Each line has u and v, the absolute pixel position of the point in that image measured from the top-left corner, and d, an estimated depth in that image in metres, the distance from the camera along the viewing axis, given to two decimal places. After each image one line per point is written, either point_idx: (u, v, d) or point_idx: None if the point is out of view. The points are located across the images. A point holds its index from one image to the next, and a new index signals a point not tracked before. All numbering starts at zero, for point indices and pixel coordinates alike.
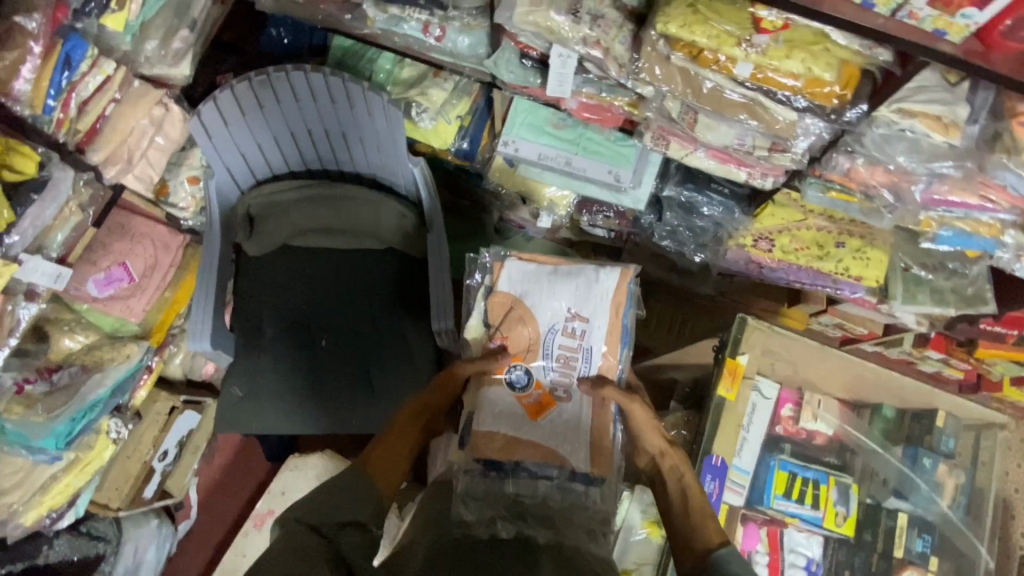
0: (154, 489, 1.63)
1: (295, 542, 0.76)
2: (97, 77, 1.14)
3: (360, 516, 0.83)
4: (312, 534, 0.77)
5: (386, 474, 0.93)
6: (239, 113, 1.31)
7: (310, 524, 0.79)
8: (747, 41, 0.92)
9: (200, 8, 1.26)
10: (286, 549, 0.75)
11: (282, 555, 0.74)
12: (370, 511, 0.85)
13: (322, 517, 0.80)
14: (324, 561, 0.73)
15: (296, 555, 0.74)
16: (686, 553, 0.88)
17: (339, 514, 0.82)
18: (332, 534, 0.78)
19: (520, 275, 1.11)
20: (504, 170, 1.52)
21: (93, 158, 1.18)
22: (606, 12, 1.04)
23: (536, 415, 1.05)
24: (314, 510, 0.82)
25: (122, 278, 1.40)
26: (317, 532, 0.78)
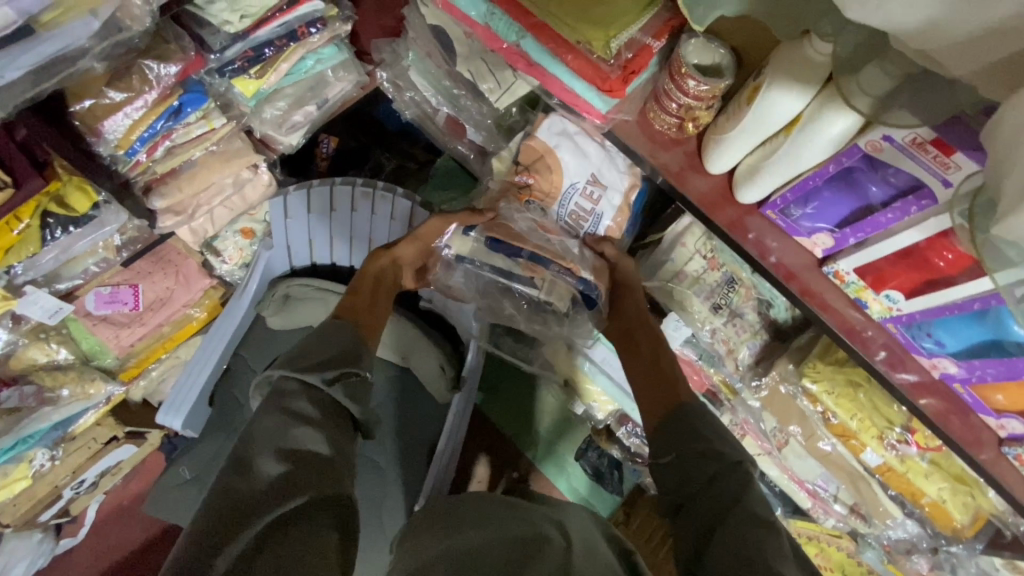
0: (49, 515, 1.40)
1: (281, 409, 0.71)
2: (200, 129, 1.01)
3: (349, 362, 0.79)
4: (299, 395, 0.72)
5: (370, 323, 0.91)
6: (327, 206, 1.20)
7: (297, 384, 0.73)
8: (890, 442, 0.82)
9: (336, 90, 1.17)
10: (250, 437, 0.68)
11: (269, 425, 0.69)
12: (353, 352, 0.80)
13: (311, 369, 0.74)
14: (320, 418, 0.71)
15: (286, 418, 0.70)
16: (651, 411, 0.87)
17: (322, 357, 0.77)
18: (305, 389, 0.73)
19: (561, 129, 0.96)
20: (559, 353, 1.36)
21: (155, 204, 1.04)
22: (746, 312, 0.94)
23: (548, 235, 0.97)
24: (296, 363, 0.75)
25: (126, 302, 1.25)
26: (304, 392, 0.73)
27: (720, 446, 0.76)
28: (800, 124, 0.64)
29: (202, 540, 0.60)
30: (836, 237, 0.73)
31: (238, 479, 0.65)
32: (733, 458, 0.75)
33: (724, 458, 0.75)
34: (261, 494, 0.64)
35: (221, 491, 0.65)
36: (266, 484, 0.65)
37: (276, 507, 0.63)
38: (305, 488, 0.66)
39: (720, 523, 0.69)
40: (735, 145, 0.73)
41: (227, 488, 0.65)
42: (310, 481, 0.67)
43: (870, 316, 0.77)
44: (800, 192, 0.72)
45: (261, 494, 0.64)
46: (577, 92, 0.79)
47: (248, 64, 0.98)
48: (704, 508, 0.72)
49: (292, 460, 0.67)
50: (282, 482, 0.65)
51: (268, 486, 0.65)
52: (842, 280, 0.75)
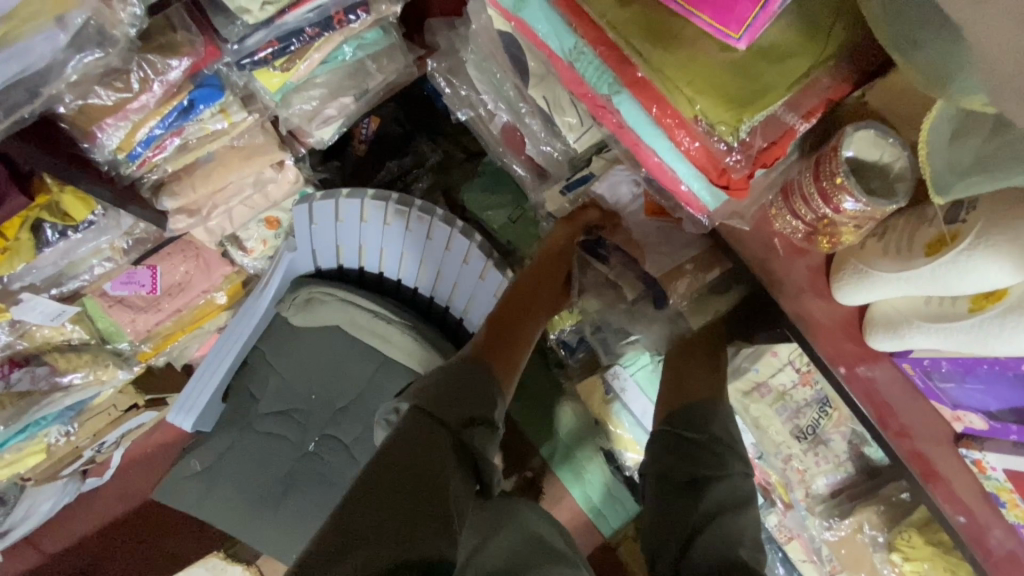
0: (74, 466, 1.42)
1: (421, 438, 0.67)
2: (217, 125, 0.87)
3: (485, 412, 0.74)
4: (438, 431, 0.69)
5: (506, 360, 0.86)
6: (358, 217, 1.06)
7: (438, 419, 0.70)
8: None
9: (378, 81, 0.98)
10: (392, 462, 0.64)
11: (410, 451, 0.65)
12: (490, 400, 0.76)
13: (449, 410, 0.71)
14: (453, 465, 0.66)
15: (426, 450, 0.66)
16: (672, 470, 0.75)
17: (461, 393, 0.74)
18: (444, 424, 0.69)
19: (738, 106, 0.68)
20: (593, 392, 1.25)
21: (165, 205, 0.92)
22: (833, 440, 0.77)
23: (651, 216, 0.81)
24: (435, 396, 0.73)
25: (142, 285, 1.17)
26: (445, 429, 0.69)
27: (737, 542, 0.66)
28: (1002, 305, 0.46)
29: (329, 552, 0.57)
30: (993, 425, 0.56)
31: (367, 497, 0.61)
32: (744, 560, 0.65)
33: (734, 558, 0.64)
34: (387, 528, 0.59)
35: (331, 526, 0.59)
36: (392, 515, 0.60)
37: (402, 546, 0.58)
38: (427, 534, 0.59)
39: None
40: (886, 290, 0.54)
41: (337, 522, 0.59)
42: (432, 523, 0.60)
43: (1002, 515, 0.60)
44: (961, 366, 0.53)
45: (372, 532, 0.58)
46: (677, 175, 0.60)
47: (273, 56, 0.82)
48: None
49: (420, 497, 0.62)
50: (409, 514, 0.60)
51: (395, 516, 0.60)
52: (982, 471, 0.58)
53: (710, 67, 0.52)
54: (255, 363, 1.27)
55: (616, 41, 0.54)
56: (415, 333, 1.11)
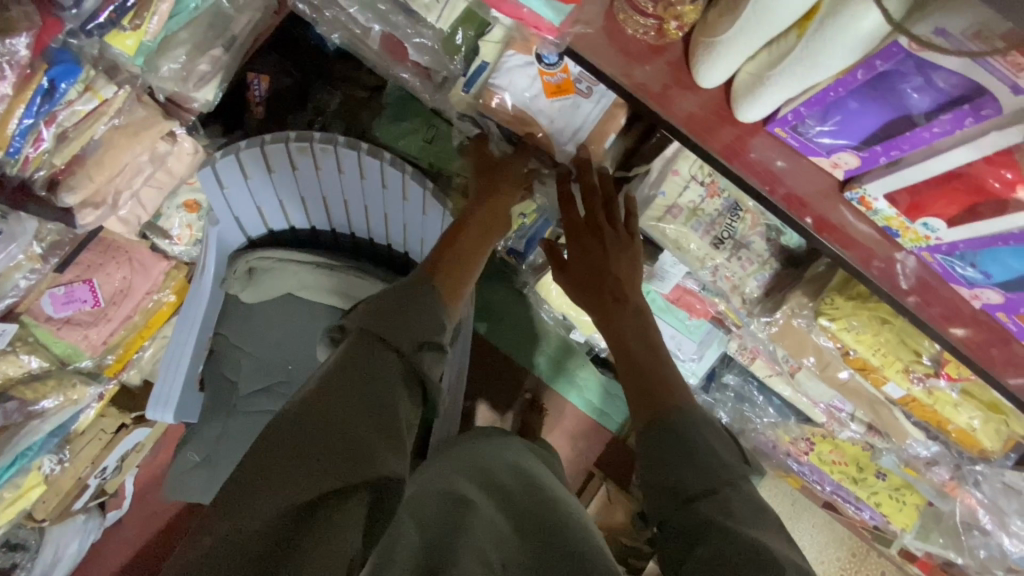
0: (85, 499, 1.44)
1: (364, 360, 0.59)
2: (88, 104, 0.86)
3: (436, 334, 0.64)
4: (386, 353, 0.60)
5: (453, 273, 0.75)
6: (266, 170, 1.04)
7: (384, 340, 0.61)
8: (916, 375, 0.74)
9: (242, 24, 0.96)
10: (333, 389, 0.57)
11: (352, 372, 0.58)
12: (443, 318, 0.65)
13: (399, 330, 0.61)
14: (402, 391, 0.59)
15: (367, 376, 0.58)
16: (642, 401, 0.66)
17: (410, 311, 0.63)
18: (393, 347, 0.60)
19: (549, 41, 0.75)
20: (550, 287, 1.29)
21: (66, 200, 0.90)
22: (754, 241, 0.81)
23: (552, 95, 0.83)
24: (382, 315, 0.62)
25: (84, 300, 1.16)
26: (393, 351, 0.60)
27: (716, 455, 0.58)
28: (819, 18, 0.47)
29: (259, 478, 0.52)
30: (863, 157, 0.59)
31: (299, 420, 0.55)
32: (726, 470, 0.57)
33: (711, 473, 0.56)
34: (326, 455, 0.53)
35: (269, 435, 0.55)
36: (333, 436, 0.55)
37: (344, 469, 0.53)
38: (373, 457, 0.54)
39: (703, 494, 0.55)
40: (735, 50, 0.56)
41: (277, 428, 0.55)
42: (380, 448, 0.55)
43: (901, 245, 0.64)
44: (819, 105, 0.56)
45: (316, 454, 0.53)
46: (517, 1, 0.61)
47: (117, 14, 0.79)
48: (689, 478, 0.57)
49: (362, 423, 0.56)
50: (352, 439, 0.55)
51: (335, 438, 0.54)
52: (869, 207, 0.62)
53: None
54: (221, 350, 1.28)
55: None
56: (363, 274, 1.14)
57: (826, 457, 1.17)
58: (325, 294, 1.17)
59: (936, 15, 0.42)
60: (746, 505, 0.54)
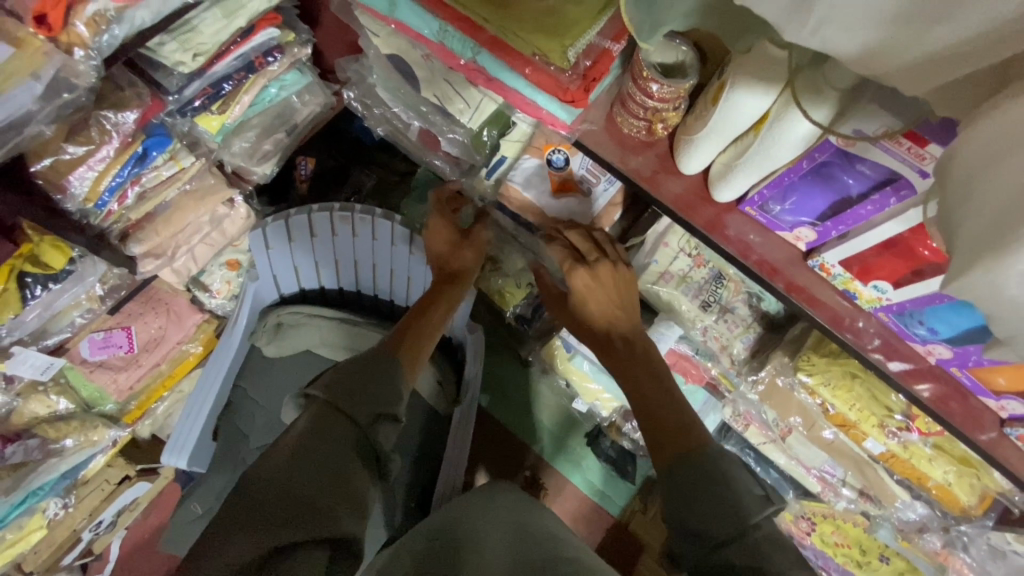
0: (73, 556, 1.40)
1: (322, 428, 0.67)
2: (169, 170, 1.00)
3: (392, 407, 0.73)
4: (344, 424, 0.69)
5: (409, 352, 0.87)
6: (307, 236, 1.19)
7: (343, 411, 0.69)
8: (890, 430, 0.80)
9: (304, 115, 1.15)
10: (295, 455, 0.65)
11: (313, 440, 0.66)
12: (398, 393, 0.74)
13: (358, 402, 0.70)
14: (356, 459, 0.67)
15: (325, 443, 0.66)
16: (668, 446, 0.72)
17: (371, 382, 0.73)
18: (350, 418, 0.69)
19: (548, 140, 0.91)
20: (558, 352, 1.36)
21: (133, 250, 1.03)
22: (737, 306, 0.93)
23: (558, 192, 0.99)
24: (341, 386, 0.71)
25: (120, 345, 1.25)
26: (352, 422, 0.69)
27: (737, 497, 0.63)
28: (769, 122, 0.62)
29: (221, 533, 0.60)
30: (818, 231, 0.71)
31: (264, 483, 0.63)
32: (748, 514, 0.61)
33: (739, 517, 0.61)
34: (286, 513, 0.61)
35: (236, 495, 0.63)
36: (291, 497, 0.62)
37: (298, 525, 0.60)
38: (331, 517, 0.61)
39: (731, 538, 0.60)
40: (707, 145, 0.70)
41: (245, 487, 0.63)
42: (336, 507, 0.63)
43: (860, 306, 0.75)
44: (778, 188, 0.69)
45: (278, 511, 0.61)
46: (537, 104, 0.77)
47: (209, 101, 0.97)
48: (716, 522, 0.61)
49: (320, 488, 0.63)
50: (310, 500, 0.62)
51: (292, 500, 0.62)
52: (829, 272, 0.74)
53: (531, 12, 0.69)
54: (239, 401, 1.34)
55: (463, 13, 0.71)
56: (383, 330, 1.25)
57: (827, 537, 1.17)
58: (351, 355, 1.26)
59: (854, 119, 0.55)
60: (773, 546, 0.59)
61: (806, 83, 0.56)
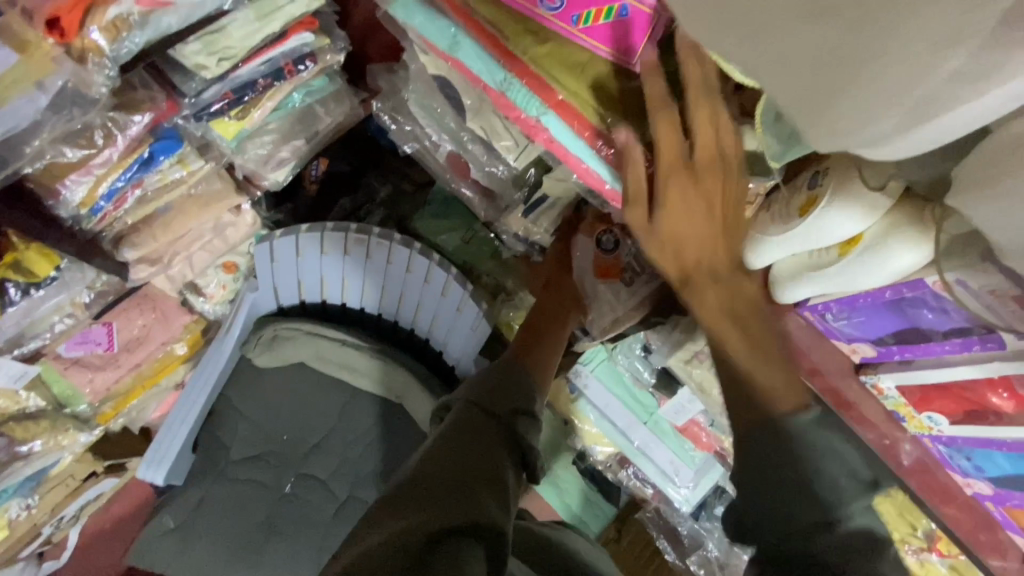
0: (30, 549, 1.32)
1: (467, 424, 0.64)
2: (176, 174, 0.91)
3: (529, 403, 0.71)
4: (489, 421, 0.65)
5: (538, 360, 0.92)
6: (318, 251, 1.11)
7: (485, 408, 0.67)
8: (912, 549, 0.80)
9: (328, 123, 1.06)
10: (438, 449, 0.60)
11: (462, 437, 0.62)
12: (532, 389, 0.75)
13: (496, 399, 0.68)
14: (503, 450, 0.62)
15: (466, 434, 0.62)
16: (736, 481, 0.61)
17: (513, 377, 0.75)
18: (491, 411, 0.66)
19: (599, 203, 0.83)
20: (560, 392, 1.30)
21: (127, 255, 0.94)
22: None
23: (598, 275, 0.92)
24: (483, 391, 0.70)
25: (99, 342, 1.16)
26: (494, 418, 0.66)
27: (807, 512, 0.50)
28: (859, 248, 0.58)
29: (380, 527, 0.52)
30: (880, 350, 0.68)
31: (423, 474, 0.57)
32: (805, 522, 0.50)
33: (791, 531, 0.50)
34: (449, 493, 0.54)
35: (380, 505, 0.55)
36: (446, 484, 0.56)
37: (453, 507, 0.53)
38: (479, 501, 0.54)
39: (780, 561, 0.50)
40: (780, 252, 0.65)
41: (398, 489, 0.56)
42: (487, 493, 0.56)
43: (906, 430, 0.73)
44: (846, 304, 0.65)
45: (439, 498, 0.54)
46: (600, 177, 0.71)
47: (228, 106, 0.87)
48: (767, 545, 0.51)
49: (478, 474, 0.58)
50: (465, 486, 0.55)
51: (460, 478, 0.57)
52: (881, 392, 0.71)
53: (612, 87, 0.63)
54: (223, 410, 1.26)
55: (537, 71, 0.65)
56: (384, 357, 1.15)
57: None
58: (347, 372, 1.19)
59: (959, 270, 0.51)
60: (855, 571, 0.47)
61: (904, 219, 0.54)
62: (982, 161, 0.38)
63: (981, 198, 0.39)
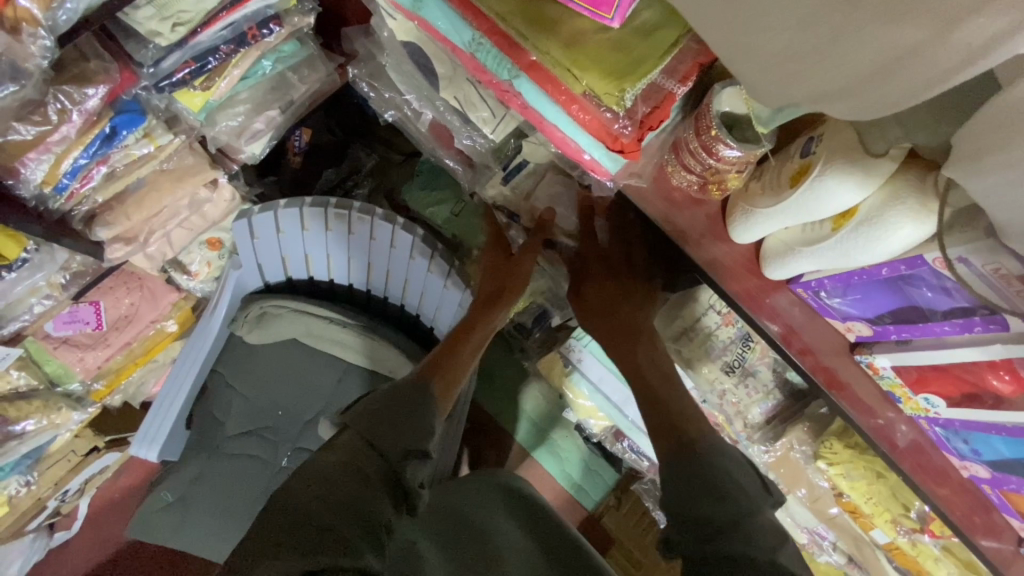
0: (38, 521, 1.36)
1: (344, 462, 0.57)
2: (143, 149, 0.87)
3: (422, 443, 0.63)
4: (371, 458, 0.59)
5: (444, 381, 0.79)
6: (298, 227, 1.08)
7: (371, 443, 0.60)
8: (903, 529, 0.79)
9: (302, 91, 1.00)
10: (317, 484, 0.55)
11: (338, 475, 0.56)
12: (430, 427, 0.65)
13: (386, 437, 0.61)
14: (383, 494, 0.56)
15: (346, 473, 0.56)
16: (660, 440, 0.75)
17: (405, 410, 0.65)
18: (370, 450, 0.59)
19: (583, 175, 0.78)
20: (553, 367, 1.28)
21: (99, 235, 0.92)
22: (760, 370, 0.87)
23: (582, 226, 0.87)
24: (372, 420, 0.62)
25: (86, 322, 1.15)
26: (379, 456, 0.59)
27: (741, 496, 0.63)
28: (854, 221, 0.53)
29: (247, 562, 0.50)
30: (875, 329, 0.64)
31: (296, 508, 0.54)
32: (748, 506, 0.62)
33: (734, 505, 0.62)
34: (315, 540, 0.52)
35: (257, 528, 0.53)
36: (314, 541, 0.51)
37: (321, 560, 0.50)
38: (349, 553, 0.52)
39: (727, 524, 0.60)
40: (769, 223, 0.61)
41: (280, 509, 0.54)
42: (360, 542, 0.53)
43: (901, 410, 0.69)
44: (840, 281, 0.61)
45: (311, 540, 0.51)
46: (580, 145, 0.66)
47: (192, 76, 0.82)
48: (713, 509, 0.62)
49: (356, 518, 0.54)
50: (334, 539, 0.52)
51: (335, 521, 0.53)
52: (877, 372, 0.67)
53: (591, 46, 0.57)
54: (215, 388, 1.26)
55: (506, 29, 0.59)
56: (373, 336, 1.14)
57: None
58: (336, 347, 1.17)
59: (960, 245, 0.46)
60: (774, 529, 0.60)
61: (905, 188, 0.49)
62: (995, 129, 0.33)
63: (979, 171, 0.35)
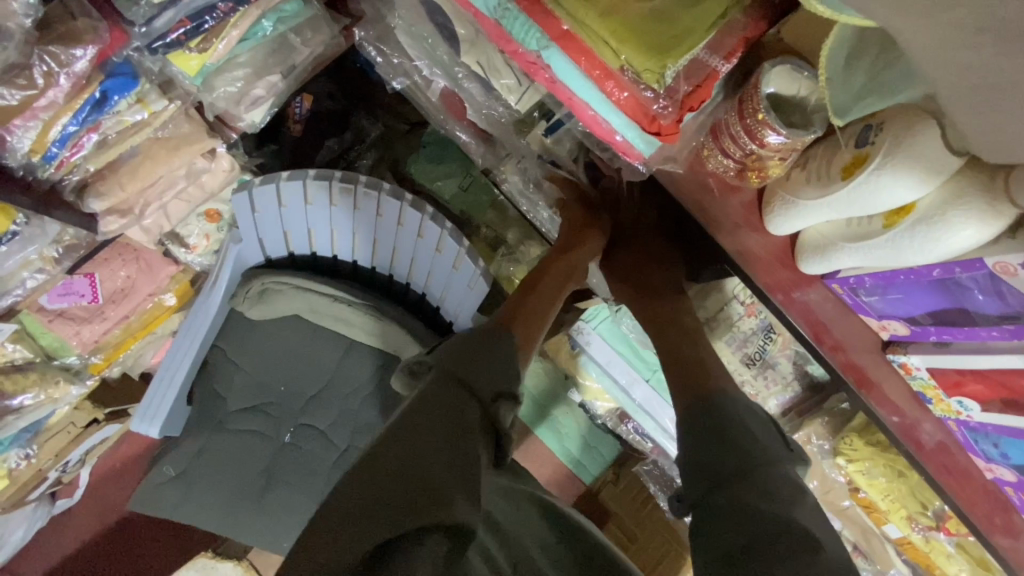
0: (39, 490, 1.35)
1: (443, 399, 0.63)
2: (136, 116, 0.81)
3: (511, 386, 0.69)
4: (466, 399, 0.64)
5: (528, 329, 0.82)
6: (302, 201, 1.03)
7: (465, 385, 0.65)
8: (919, 526, 0.79)
9: (305, 56, 0.93)
10: (422, 417, 0.61)
11: (438, 414, 0.61)
12: (516, 372, 0.71)
13: (478, 380, 0.67)
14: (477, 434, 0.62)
15: (445, 413, 0.61)
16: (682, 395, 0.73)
17: (495, 359, 0.70)
18: (466, 391, 0.65)
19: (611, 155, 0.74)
20: (560, 348, 1.26)
21: (92, 207, 0.87)
22: (780, 362, 0.85)
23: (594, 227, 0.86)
24: (465, 364, 0.68)
25: (81, 295, 1.11)
26: (474, 398, 0.65)
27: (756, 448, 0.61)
28: (911, 218, 0.49)
29: (346, 514, 0.53)
30: (913, 329, 0.61)
31: (396, 449, 0.58)
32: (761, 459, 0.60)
33: (750, 456, 0.60)
34: (417, 483, 0.56)
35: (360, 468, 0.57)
36: (411, 474, 0.56)
37: (423, 502, 0.54)
38: (446, 500, 0.55)
39: (740, 474, 0.59)
40: (813, 216, 0.58)
41: (382, 446, 0.59)
42: (455, 492, 0.56)
43: (929, 410, 0.67)
44: (881, 279, 0.58)
45: (413, 479, 0.56)
46: (612, 126, 0.61)
47: (187, 36, 0.75)
48: (728, 460, 0.61)
49: (453, 460, 0.58)
50: (432, 482, 0.56)
51: (433, 463, 0.57)
52: (909, 372, 0.64)
53: (632, 16, 0.52)
54: (216, 364, 1.23)
55: None
56: (379, 315, 1.10)
57: None
58: (341, 324, 1.14)
59: None
60: (790, 486, 0.57)
61: (969, 186, 0.45)
62: None
63: None
